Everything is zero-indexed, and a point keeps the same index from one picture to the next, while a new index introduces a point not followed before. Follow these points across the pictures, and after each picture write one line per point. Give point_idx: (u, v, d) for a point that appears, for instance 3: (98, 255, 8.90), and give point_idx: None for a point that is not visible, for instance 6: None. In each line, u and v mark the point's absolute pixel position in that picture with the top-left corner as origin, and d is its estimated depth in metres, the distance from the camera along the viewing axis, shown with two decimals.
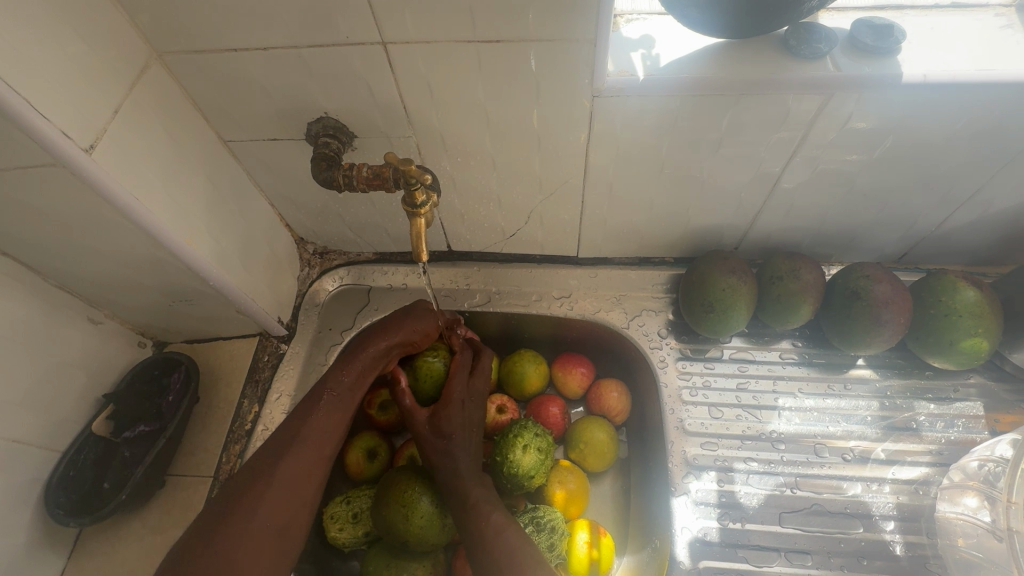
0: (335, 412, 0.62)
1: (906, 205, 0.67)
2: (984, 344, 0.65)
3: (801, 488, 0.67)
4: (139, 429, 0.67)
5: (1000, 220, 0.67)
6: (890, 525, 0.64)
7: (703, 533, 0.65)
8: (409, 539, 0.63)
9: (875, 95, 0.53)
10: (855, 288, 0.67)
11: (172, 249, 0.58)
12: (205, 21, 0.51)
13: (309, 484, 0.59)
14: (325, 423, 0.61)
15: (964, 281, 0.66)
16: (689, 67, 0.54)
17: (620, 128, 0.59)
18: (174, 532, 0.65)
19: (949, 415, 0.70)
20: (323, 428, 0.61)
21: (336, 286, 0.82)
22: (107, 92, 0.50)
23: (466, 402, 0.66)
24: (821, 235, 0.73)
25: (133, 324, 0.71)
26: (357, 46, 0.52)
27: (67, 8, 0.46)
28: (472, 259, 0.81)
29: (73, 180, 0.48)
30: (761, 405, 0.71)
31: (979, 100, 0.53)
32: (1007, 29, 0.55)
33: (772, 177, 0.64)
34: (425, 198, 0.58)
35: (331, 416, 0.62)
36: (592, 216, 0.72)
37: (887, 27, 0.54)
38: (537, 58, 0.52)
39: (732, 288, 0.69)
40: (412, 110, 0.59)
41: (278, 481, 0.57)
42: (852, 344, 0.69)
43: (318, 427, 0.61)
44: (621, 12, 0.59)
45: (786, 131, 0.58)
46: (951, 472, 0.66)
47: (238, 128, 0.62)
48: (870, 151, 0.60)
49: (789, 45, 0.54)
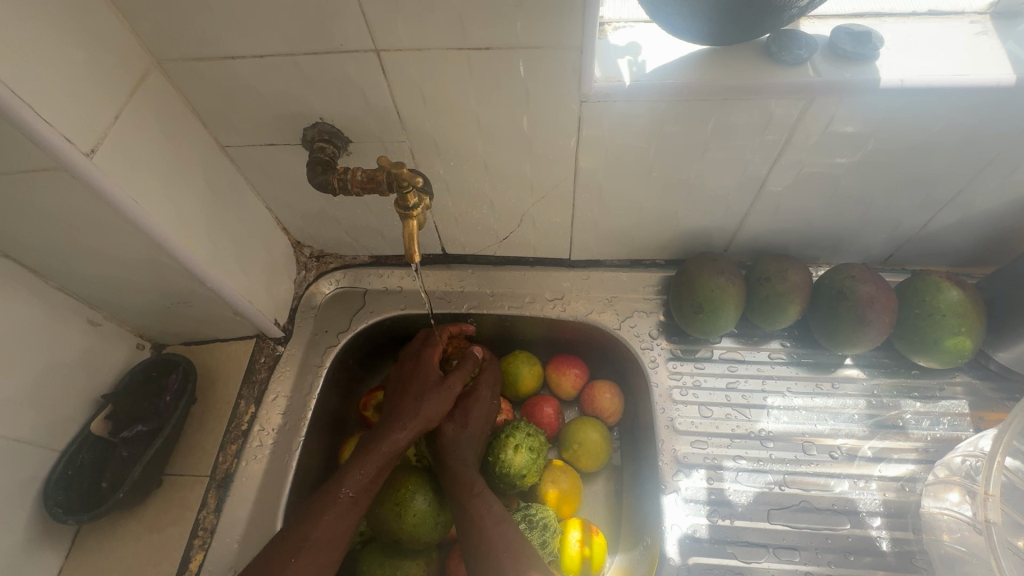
0: (347, 516, 0.60)
1: (889, 207, 0.68)
2: (968, 343, 0.66)
3: (789, 485, 0.68)
4: (136, 428, 0.68)
5: (983, 221, 0.69)
6: (877, 521, 0.65)
7: (692, 530, 0.66)
8: (402, 537, 0.65)
9: (855, 99, 0.55)
10: (841, 288, 0.69)
11: (171, 252, 0.59)
12: (204, 29, 0.53)
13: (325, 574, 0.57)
14: (337, 525, 0.59)
15: (947, 282, 0.67)
16: (674, 73, 0.56)
17: (608, 133, 0.60)
18: (170, 530, 0.66)
19: (935, 413, 0.71)
20: (333, 530, 0.59)
21: (332, 289, 0.83)
22: (107, 98, 0.51)
23: (473, 411, 0.70)
24: (807, 237, 0.74)
25: (131, 325, 0.72)
26: (351, 53, 0.54)
27: (69, 17, 0.47)
28: (466, 262, 0.83)
29: (74, 183, 0.49)
30: (750, 404, 0.72)
31: (955, 104, 0.54)
32: (982, 35, 0.56)
33: (758, 180, 0.65)
34: (417, 200, 0.60)
35: (341, 518, 0.59)
36: (583, 219, 0.73)
37: (866, 34, 0.55)
38: (526, 64, 0.54)
39: (721, 289, 0.70)
40: (405, 115, 0.60)
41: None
42: (839, 343, 0.70)
43: (328, 528, 0.58)
44: (608, 20, 0.61)
45: (770, 134, 0.59)
46: (936, 469, 0.67)
47: (235, 133, 0.64)
48: (853, 154, 0.61)
49: (771, 52, 0.56)
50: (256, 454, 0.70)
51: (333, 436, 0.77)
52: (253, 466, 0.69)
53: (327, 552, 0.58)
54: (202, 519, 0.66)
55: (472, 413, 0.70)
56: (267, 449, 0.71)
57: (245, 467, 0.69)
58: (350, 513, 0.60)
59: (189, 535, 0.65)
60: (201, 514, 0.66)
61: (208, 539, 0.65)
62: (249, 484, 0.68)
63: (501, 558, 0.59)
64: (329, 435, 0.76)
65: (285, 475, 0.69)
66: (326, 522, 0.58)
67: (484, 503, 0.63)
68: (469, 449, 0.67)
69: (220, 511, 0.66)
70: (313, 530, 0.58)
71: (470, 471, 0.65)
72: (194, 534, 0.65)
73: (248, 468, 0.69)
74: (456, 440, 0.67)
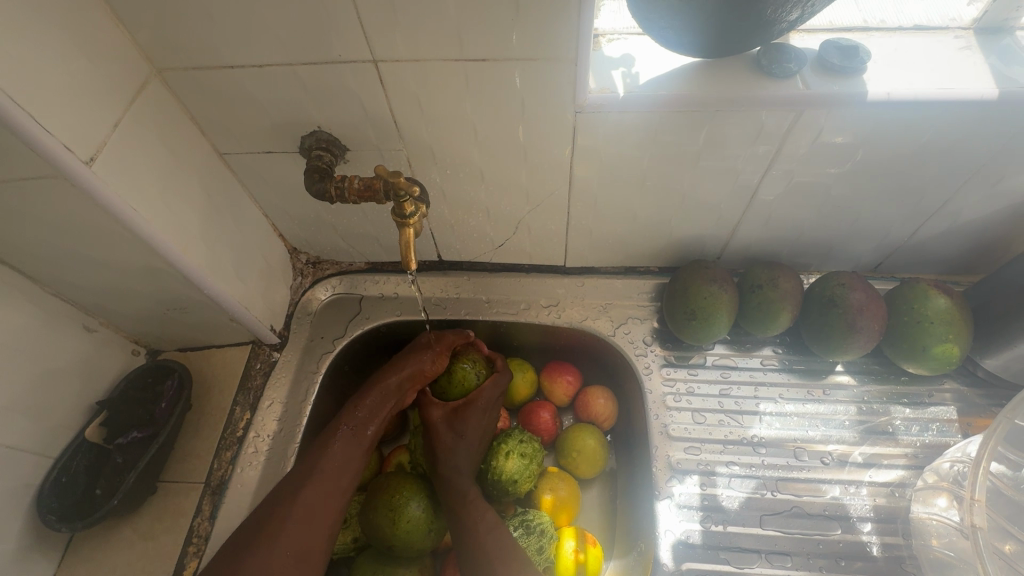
0: (351, 450, 0.65)
1: (878, 216, 0.69)
2: (955, 350, 0.67)
3: (781, 490, 0.68)
4: (132, 435, 0.67)
5: (969, 230, 0.70)
6: (867, 526, 0.66)
7: (686, 536, 0.66)
8: (396, 544, 0.64)
9: (844, 111, 0.56)
10: (831, 296, 0.70)
11: (169, 258, 0.59)
12: (204, 39, 0.53)
13: (330, 503, 0.61)
14: (341, 455, 0.64)
15: (935, 290, 0.68)
16: (667, 85, 0.57)
17: (603, 143, 0.61)
18: (165, 537, 0.65)
19: (924, 419, 0.72)
20: (336, 464, 0.63)
21: (329, 295, 0.83)
22: (107, 106, 0.52)
23: (472, 418, 0.68)
24: (798, 245, 0.75)
25: (127, 332, 0.72)
26: (349, 64, 0.55)
27: (70, 27, 0.48)
28: (462, 268, 0.83)
29: (73, 191, 0.50)
30: (743, 410, 0.73)
31: (941, 117, 0.56)
32: (966, 50, 0.58)
33: (750, 189, 0.66)
34: (414, 209, 0.60)
35: (345, 451, 0.64)
36: (578, 227, 0.74)
37: (854, 48, 0.57)
38: (521, 76, 0.55)
39: (713, 297, 0.71)
40: (402, 125, 0.61)
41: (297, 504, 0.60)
42: (829, 350, 0.71)
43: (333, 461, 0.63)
44: (602, 32, 0.62)
45: (762, 145, 0.60)
46: (926, 474, 0.68)
47: (234, 141, 0.64)
48: (841, 165, 0.62)
49: (761, 65, 0.57)
50: (252, 461, 0.70)
51: None
52: (249, 473, 0.69)
53: (333, 486, 0.62)
54: (196, 526, 0.66)
55: (470, 419, 0.68)
56: (263, 455, 0.71)
57: (240, 473, 0.69)
58: (353, 446, 0.65)
59: (184, 542, 0.65)
60: (196, 521, 0.66)
61: (203, 546, 0.65)
62: (244, 490, 0.68)
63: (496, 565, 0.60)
64: None
65: (280, 481, 0.69)
66: (330, 454, 0.63)
67: (475, 518, 0.63)
68: (466, 459, 0.67)
69: (215, 518, 0.66)
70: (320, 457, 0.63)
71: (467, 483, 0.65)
72: (188, 541, 0.65)
73: (243, 474, 0.69)
74: (452, 447, 0.67)
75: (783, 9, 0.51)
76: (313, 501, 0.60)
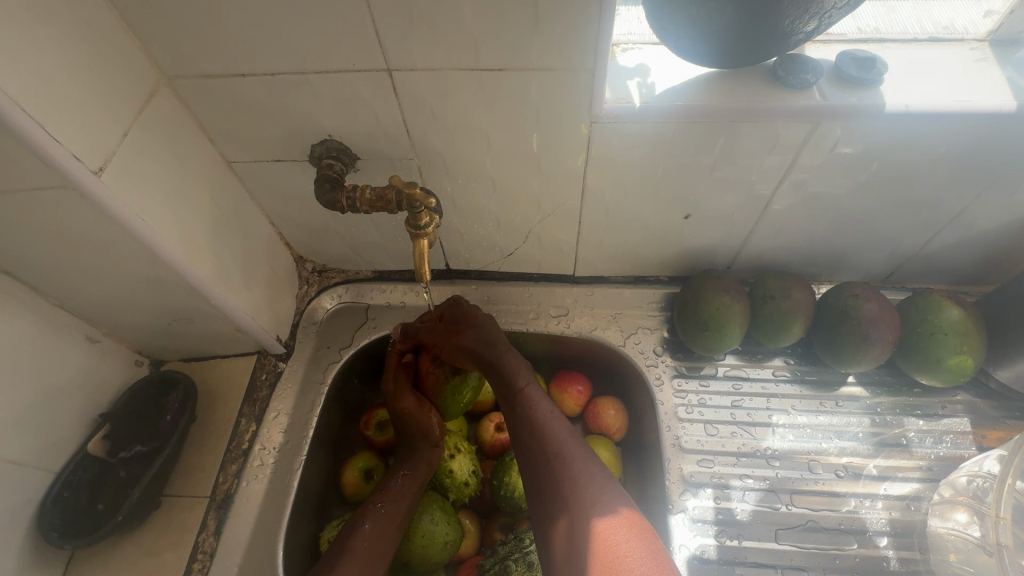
0: (400, 501, 0.64)
1: (890, 228, 0.69)
2: (970, 361, 0.67)
3: (796, 504, 0.68)
4: (135, 449, 0.66)
5: (982, 241, 0.70)
6: (884, 540, 0.66)
7: (700, 551, 0.65)
8: (411, 560, 0.65)
9: (861, 122, 0.55)
10: (844, 308, 0.69)
11: (176, 270, 0.58)
12: (214, 48, 0.53)
13: (381, 552, 0.61)
14: (387, 510, 0.63)
15: (949, 301, 0.68)
16: (683, 95, 0.56)
17: (617, 152, 0.60)
18: (168, 554, 0.64)
19: (937, 431, 0.71)
20: (382, 517, 0.62)
21: (334, 304, 0.82)
22: (117, 117, 0.51)
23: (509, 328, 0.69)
24: (809, 255, 0.75)
25: (131, 342, 0.71)
26: (363, 73, 0.54)
27: (79, 35, 0.47)
28: (470, 277, 0.82)
29: (82, 202, 0.49)
30: (755, 422, 0.73)
31: (958, 129, 0.55)
32: (981, 62, 0.58)
33: (762, 200, 0.66)
34: (428, 219, 0.60)
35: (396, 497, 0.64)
36: (589, 236, 0.73)
37: (870, 59, 0.56)
38: (538, 85, 0.54)
39: (726, 307, 0.70)
40: (415, 134, 0.60)
41: (354, 554, 0.59)
42: (843, 361, 0.71)
43: (395, 494, 0.64)
44: (617, 42, 0.62)
45: (777, 156, 0.60)
46: (941, 488, 0.68)
47: (242, 150, 0.64)
48: (856, 176, 0.62)
49: (778, 76, 0.57)
50: (257, 475, 0.69)
51: (334, 454, 0.76)
52: (255, 486, 0.68)
53: (397, 510, 0.63)
54: (201, 542, 0.65)
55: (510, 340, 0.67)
56: (268, 469, 0.69)
57: (245, 487, 0.68)
58: (399, 497, 0.64)
59: (189, 558, 0.64)
60: (201, 537, 0.65)
61: (208, 562, 0.63)
62: (249, 505, 0.67)
63: (560, 444, 0.57)
64: (329, 457, 0.75)
65: (286, 495, 0.68)
66: (375, 513, 0.62)
67: (530, 407, 0.60)
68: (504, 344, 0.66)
69: (220, 534, 0.65)
70: (385, 490, 0.65)
71: (582, 464, 0.55)
72: (193, 557, 0.64)
73: (248, 488, 0.68)
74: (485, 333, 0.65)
75: (800, 21, 0.51)
76: (380, 527, 0.62)
